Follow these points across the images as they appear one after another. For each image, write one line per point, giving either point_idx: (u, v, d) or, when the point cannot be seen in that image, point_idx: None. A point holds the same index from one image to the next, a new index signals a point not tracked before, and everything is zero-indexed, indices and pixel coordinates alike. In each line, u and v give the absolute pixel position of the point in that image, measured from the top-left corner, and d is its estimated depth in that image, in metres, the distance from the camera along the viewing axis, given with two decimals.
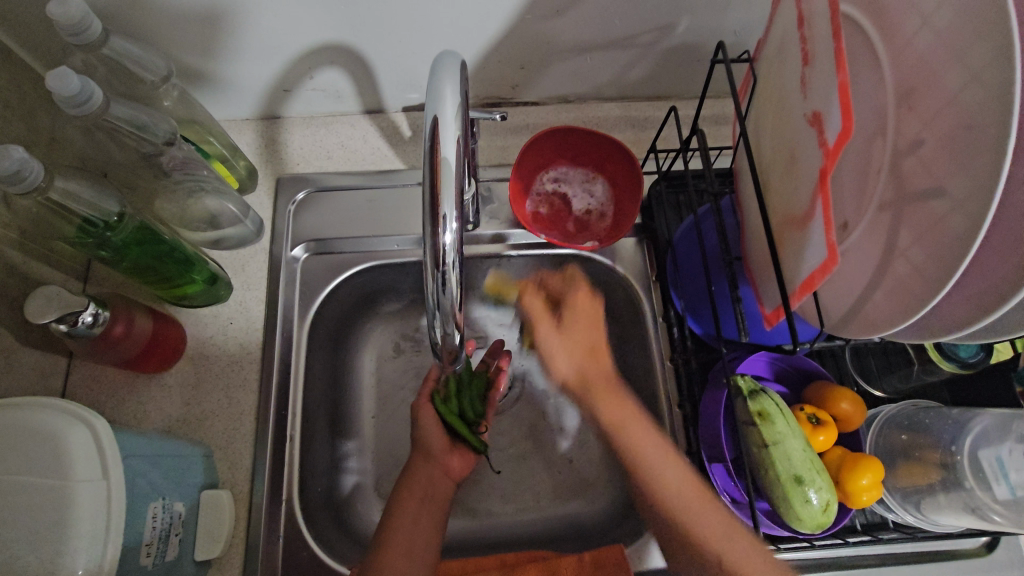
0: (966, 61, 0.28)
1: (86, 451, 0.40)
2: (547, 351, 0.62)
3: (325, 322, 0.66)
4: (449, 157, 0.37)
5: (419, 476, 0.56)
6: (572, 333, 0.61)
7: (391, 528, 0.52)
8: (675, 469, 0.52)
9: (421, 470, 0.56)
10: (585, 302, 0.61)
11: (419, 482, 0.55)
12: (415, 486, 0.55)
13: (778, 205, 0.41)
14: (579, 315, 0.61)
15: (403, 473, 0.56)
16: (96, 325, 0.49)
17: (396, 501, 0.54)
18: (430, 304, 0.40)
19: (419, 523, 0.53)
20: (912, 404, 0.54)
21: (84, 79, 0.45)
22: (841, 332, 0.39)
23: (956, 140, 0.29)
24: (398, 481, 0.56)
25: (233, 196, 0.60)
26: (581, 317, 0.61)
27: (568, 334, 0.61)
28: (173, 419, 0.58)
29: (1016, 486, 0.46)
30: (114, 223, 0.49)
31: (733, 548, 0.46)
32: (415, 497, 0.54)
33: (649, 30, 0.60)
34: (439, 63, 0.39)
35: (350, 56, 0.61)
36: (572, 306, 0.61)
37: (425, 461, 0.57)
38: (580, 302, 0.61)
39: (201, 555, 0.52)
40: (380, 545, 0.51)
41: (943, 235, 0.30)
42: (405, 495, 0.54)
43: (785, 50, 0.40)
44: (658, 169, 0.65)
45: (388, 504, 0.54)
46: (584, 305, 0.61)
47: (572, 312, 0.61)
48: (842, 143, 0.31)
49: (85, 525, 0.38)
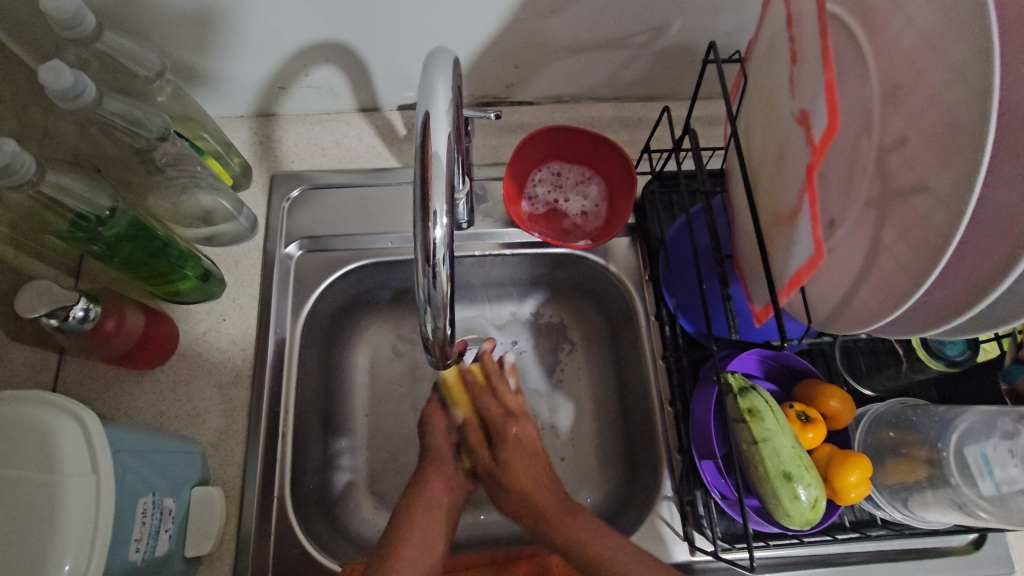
0: (948, 59, 0.29)
1: (75, 445, 0.40)
2: (500, 491, 0.57)
3: (318, 319, 0.66)
4: (440, 152, 0.37)
5: (430, 484, 0.56)
6: (508, 467, 0.56)
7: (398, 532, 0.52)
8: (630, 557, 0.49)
9: (432, 475, 0.56)
10: (514, 449, 0.57)
11: (430, 491, 0.55)
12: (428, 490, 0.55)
13: (767, 203, 0.41)
14: (511, 447, 0.57)
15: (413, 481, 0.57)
16: (86, 320, 0.49)
17: (405, 506, 0.54)
18: (421, 299, 0.40)
19: (426, 527, 0.53)
20: (900, 403, 0.55)
21: (77, 72, 0.45)
22: (829, 328, 0.40)
23: (938, 138, 0.29)
24: (409, 487, 0.56)
25: (228, 193, 0.59)
26: (516, 473, 0.56)
27: (508, 470, 0.56)
28: (165, 415, 0.58)
29: (1002, 482, 0.46)
30: (105, 217, 0.49)
31: None
32: (423, 506, 0.54)
33: (642, 30, 0.61)
34: (432, 60, 0.40)
35: (345, 54, 0.61)
36: (504, 450, 0.57)
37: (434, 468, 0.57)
38: (512, 449, 0.57)
39: (191, 552, 0.52)
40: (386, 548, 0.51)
41: (926, 230, 0.30)
42: (415, 501, 0.54)
43: (774, 49, 0.41)
44: (651, 169, 0.65)
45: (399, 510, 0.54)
46: (516, 447, 0.57)
47: (507, 448, 0.57)
48: (828, 140, 0.32)
49: (74, 518, 0.38)
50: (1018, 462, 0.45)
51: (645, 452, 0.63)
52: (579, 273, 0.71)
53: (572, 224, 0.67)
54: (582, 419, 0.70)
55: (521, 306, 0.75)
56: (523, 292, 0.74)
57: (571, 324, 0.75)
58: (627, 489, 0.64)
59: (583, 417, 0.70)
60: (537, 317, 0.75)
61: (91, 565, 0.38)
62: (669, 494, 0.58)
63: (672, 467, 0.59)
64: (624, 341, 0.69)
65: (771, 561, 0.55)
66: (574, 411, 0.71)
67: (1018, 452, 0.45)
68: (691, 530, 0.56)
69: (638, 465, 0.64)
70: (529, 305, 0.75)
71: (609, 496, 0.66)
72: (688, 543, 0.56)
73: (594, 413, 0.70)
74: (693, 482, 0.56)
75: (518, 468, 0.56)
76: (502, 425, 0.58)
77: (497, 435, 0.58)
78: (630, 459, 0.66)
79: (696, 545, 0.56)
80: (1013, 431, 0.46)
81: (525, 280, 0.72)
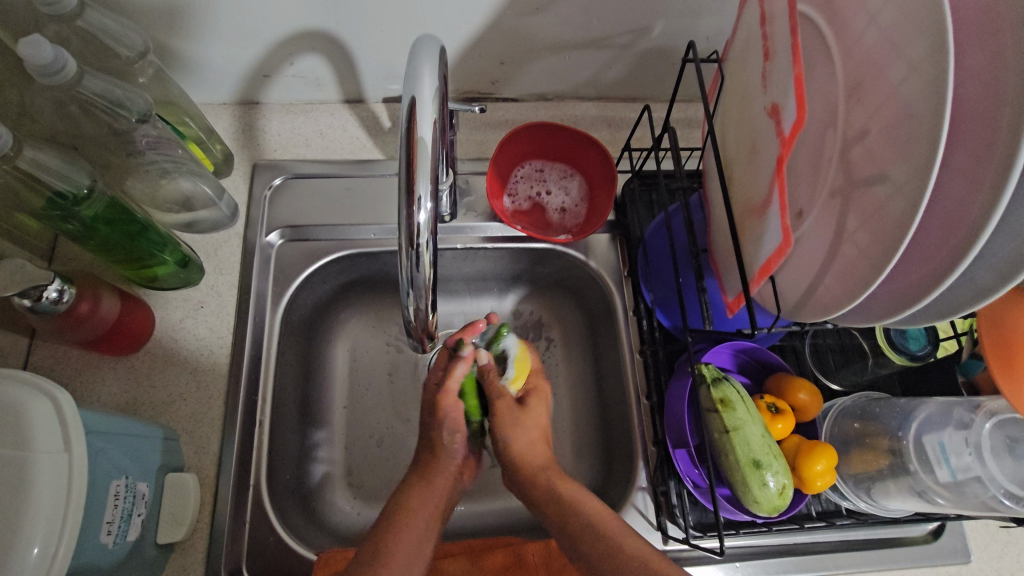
0: (906, 56, 0.31)
1: (47, 422, 0.39)
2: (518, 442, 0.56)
3: (298, 310, 0.66)
4: (425, 136, 0.38)
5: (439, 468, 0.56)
6: (528, 420, 0.57)
7: (395, 521, 0.50)
8: (602, 512, 0.50)
9: (435, 470, 0.55)
10: (543, 402, 0.60)
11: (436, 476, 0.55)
12: (432, 482, 0.54)
13: (740, 196, 0.43)
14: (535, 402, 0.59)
15: (415, 470, 0.56)
16: (61, 301, 0.48)
17: (402, 498, 0.53)
18: (404, 281, 0.41)
19: (421, 526, 0.51)
20: (866, 396, 0.58)
21: (58, 47, 0.44)
22: (796, 315, 0.42)
23: (896, 129, 0.31)
24: (410, 474, 0.56)
25: (209, 177, 0.60)
26: (529, 441, 0.56)
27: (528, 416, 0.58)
28: (138, 402, 0.57)
29: (958, 470, 0.48)
30: (84, 197, 0.48)
31: (644, 551, 0.47)
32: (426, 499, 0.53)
33: (625, 31, 0.62)
34: (418, 46, 0.40)
35: (331, 44, 0.62)
36: (531, 399, 0.59)
37: (439, 462, 0.56)
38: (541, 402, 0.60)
39: (163, 538, 0.51)
40: (380, 536, 0.49)
41: (885, 217, 0.32)
42: (417, 491, 0.54)
43: (749, 46, 0.42)
44: (632, 167, 0.67)
45: (395, 499, 0.53)
46: (540, 402, 0.60)
47: (534, 397, 0.59)
48: (797, 132, 0.34)
49: (43, 497, 0.37)
50: (972, 450, 0.48)
51: (621, 445, 0.64)
52: (561, 268, 0.71)
53: (553, 219, 0.68)
54: (560, 413, 0.71)
55: (502, 301, 0.76)
56: (504, 287, 0.75)
57: (550, 319, 0.76)
58: (604, 480, 0.66)
59: (561, 410, 0.71)
60: (518, 311, 0.76)
61: (60, 547, 0.37)
62: (644, 485, 0.59)
63: (647, 458, 0.60)
64: (602, 334, 0.70)
65: (740, 549, 0.56)
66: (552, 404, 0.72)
67: (973, 441, 0.48)
68: (664, 519, 0.57)
69: (615, 456, 0.65)
70: (510, 300, 0.76)
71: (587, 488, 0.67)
72: (661, 532, 0.57)
73: (573, 408, 0.71)
74: (667, 472, 0.57)
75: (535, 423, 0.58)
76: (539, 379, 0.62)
77: (531, 387, 0.61)
78: (606, 450, 0.67)
79: (670, 534, 0.57)
80: (968, 421, 0.49)
81: (506, 275, 0.73)
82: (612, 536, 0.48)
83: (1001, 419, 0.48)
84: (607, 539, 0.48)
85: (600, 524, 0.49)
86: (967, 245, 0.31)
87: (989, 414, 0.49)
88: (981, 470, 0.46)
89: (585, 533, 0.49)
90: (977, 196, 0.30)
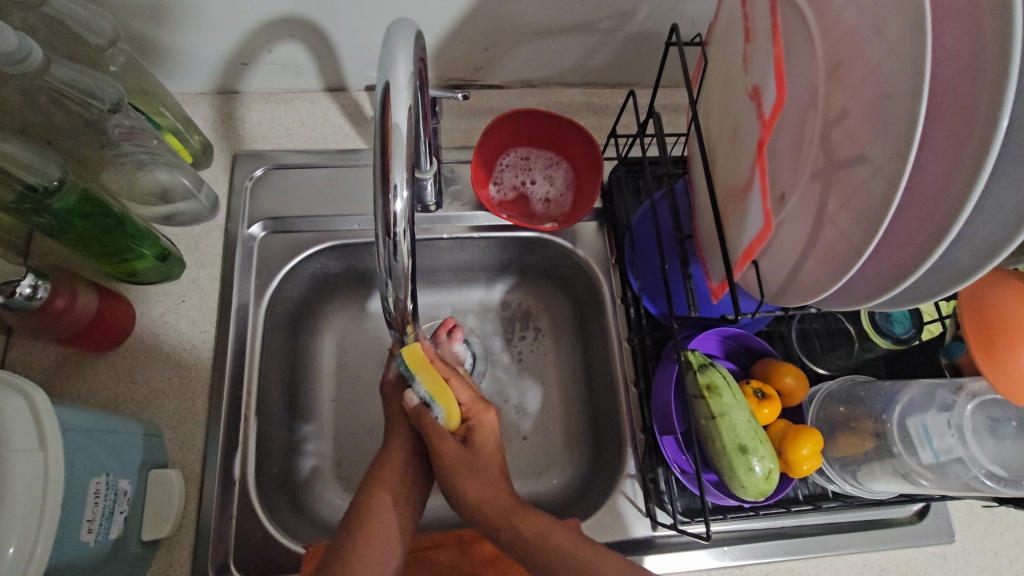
0: (886, 34, 0.30)
1: (22, 421, 0.38)
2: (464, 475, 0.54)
3: (283, 302, 0.65)
4: (400, 123, 0.37)
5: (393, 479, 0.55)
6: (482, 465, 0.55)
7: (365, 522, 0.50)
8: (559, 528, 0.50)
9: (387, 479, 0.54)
10: (485, 435, 0.56)
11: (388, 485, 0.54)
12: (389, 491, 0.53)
13: (723, 181, 0.43)
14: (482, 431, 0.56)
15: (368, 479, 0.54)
16: (35, 297, 0.47)
17: (374, 501, 0.52)
18: (382, 271, 0.40)
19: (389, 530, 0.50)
20: (850, 380, 0.58)
21: (23, 35, 0.43)
22: (780, 300, 0.42)
23: (874, 109, 0.31)
24: (365, 480, 0.54)
25: (186, 169, 0.59)
26: (476, 473, 0.54)
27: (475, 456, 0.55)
28: (120, 399, 0.57)
29: (940, 451, 0.48)
30: (55, 188, 0.47)
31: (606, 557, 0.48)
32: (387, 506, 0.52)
33: (609, 15, 0.61)
34: (393, 30, 0.39)
35: (310, 31, 0.61)
36: (473, 435, 0.55)
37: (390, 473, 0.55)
38: (483, 433, 0.56)
39: (148, 534, 0.51)
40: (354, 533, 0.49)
41: (865, 198, 0.32)
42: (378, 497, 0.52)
43: (730, 29, 0.42)
44: (618, 154, 0.66)
45: (360, 502, 0.52)
46: (483, 437, 0.56)
47: (477, 435, 0.55)
48: (778, 114, 0.34)
49: (19, 495, 0.36)
50: (955, 432, 0.48)
51: (610, 433, 0.64)
52: (547, 258, 0.71)
53: (537, 209, 0.67)
54: (550, 402, 0.71)
55: (490, 291, 0.75)
56: (491, 277, 0.74)
57: (538, 309, 0.75)
58: (593, 468, 0.66)
59: (551, 400, 0.71)
60: (505, 301, 0.75)
61: (37, 546, 0.36)
62: (632, 473, 0.59)
63: (635, 446, 0.60)
64: (590, 323, 0.70)
65: (728, 534, 0.57)
66: (541, 394, 0.72)
67: (956, 423, 0.48)
68: (653, 506, 0.57)
69: (604, 444, 0.65)
70: (498, 291, 0.75)
71: (576, 477, 0.67)
72: (650, 519, 0.57)
73: (562, 397, 0.71)
74: (655, 459, 0.57)
75: (490, 463, 0.55)
76: (481, 412, 0.56)
77: (471, 423, 0.56)
78: (595, 439, 0.67)
79: (658, 520, 0.57)
80: (951, 403, 0.50)
81: (493, 265, 0.73)
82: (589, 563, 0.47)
83: (983, 400, 0.49)
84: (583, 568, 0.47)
85: (571, 552, 0.48)
86: (946, 226, 0.30)
87: (971, 395, 0.49)
88: (963, 452, 0.47)
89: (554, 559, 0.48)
90: (958, 175, 0.30)
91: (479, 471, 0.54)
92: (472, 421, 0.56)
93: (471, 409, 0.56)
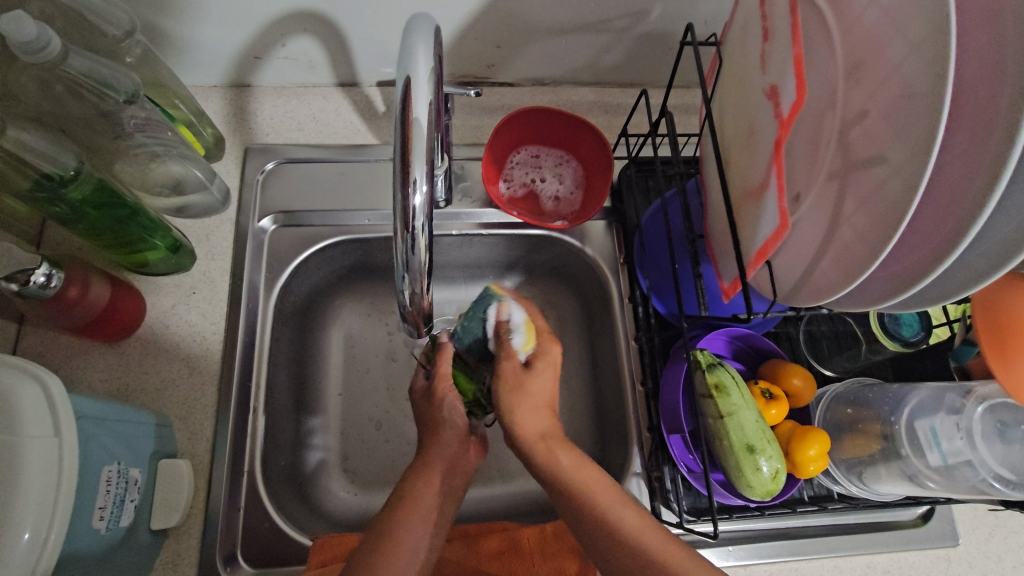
0: (907, 36, 0.30)
1: (37, 408, 0.39)
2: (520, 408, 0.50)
3: (291, 296, 0.66)
4: (420, 118, 0.37)
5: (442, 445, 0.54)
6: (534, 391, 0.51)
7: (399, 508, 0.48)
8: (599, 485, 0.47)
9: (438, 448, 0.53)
10: (550, 366, 0.53)
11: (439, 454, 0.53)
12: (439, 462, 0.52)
13: (737, 180, 0.43)
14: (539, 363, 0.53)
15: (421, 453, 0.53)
16: (49, 286, 0.47)
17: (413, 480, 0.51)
18: (399, 264, 0.40)
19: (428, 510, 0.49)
20: (857, 382, 0.58)
21: (42, 25, 0.43)
22: (792, 300, 0.42)
23: (894, 110, 0.31)
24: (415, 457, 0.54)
25: (199, 161, 0.59)
26: (532, 408, 0.50)
27: (535, 381, 0.51)
28: (131, 388, 0.57)
29: (949, 454, 0.49)
30: (71, 178, 0.47)
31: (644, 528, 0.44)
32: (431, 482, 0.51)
33: (623, 14, 0.61)
34: (413, 25, 0.40)
35: (325, 27, 0.61)
36: (543, 363, 0.52)
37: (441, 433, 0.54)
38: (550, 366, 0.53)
39: (157, 523, 0.51)
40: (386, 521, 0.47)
41: (883, 199, 0.32)
42: (422, 474, 0.51)
43: (747, 29, 0.42)
44: (629, 153, 0.67)
45: (401, 484, 0.50)
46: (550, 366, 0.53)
47: (540, 363, 0.52)
48: (796, 113, 0.34)
49: (35, 481, 0.37)
50: (964, 435, 0.48)
51: (616, 431, 0.64)
52: (556, 255, 0.71)
53: (547, 206, 0.67)
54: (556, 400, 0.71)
55: None
56: (500, 274, 0.75)
57: (545, 306, 0.76)
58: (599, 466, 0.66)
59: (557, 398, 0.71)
60: None
61: (51, 533, 0.37)
62: (638, 471, 0.60)
63: (642, 444, 0.60)
64: (598, 321, 0.70)
65: (734, 533, 0.57)
66: None
67: (964, 426, 0.48)
68: (658, 504, 0.57)
69: (610, 442, 0.65)
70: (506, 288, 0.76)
71: None
72: (655, 517, 0.57)
73: (568, 396, 0.71)
74: (661, 458, 0.57)
75: (543, 393, 0.51)
76: (549, 344, 0.54)
77: (545, 351, 0.53)
78: (602, 437, 0.67)
79: (663, 519, 0.57)
80: (959, 407, 0.50)
81: (502, 262, 0.73)
82: (626, 541, 0.43)
83: (992, 403, 0.49)
84: (624, 545, 0.43)
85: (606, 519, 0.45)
86: (963, 227, 0.31)
87: (981, 399, 0.49)
88: (971, 454, 0.47)
89: (593, 522, 0.44)
90: (976, 178, 0.30)
91: (528, 400, 0.50)
92: (543, 350, 0.53)
93: (544, 339, 0.54)
